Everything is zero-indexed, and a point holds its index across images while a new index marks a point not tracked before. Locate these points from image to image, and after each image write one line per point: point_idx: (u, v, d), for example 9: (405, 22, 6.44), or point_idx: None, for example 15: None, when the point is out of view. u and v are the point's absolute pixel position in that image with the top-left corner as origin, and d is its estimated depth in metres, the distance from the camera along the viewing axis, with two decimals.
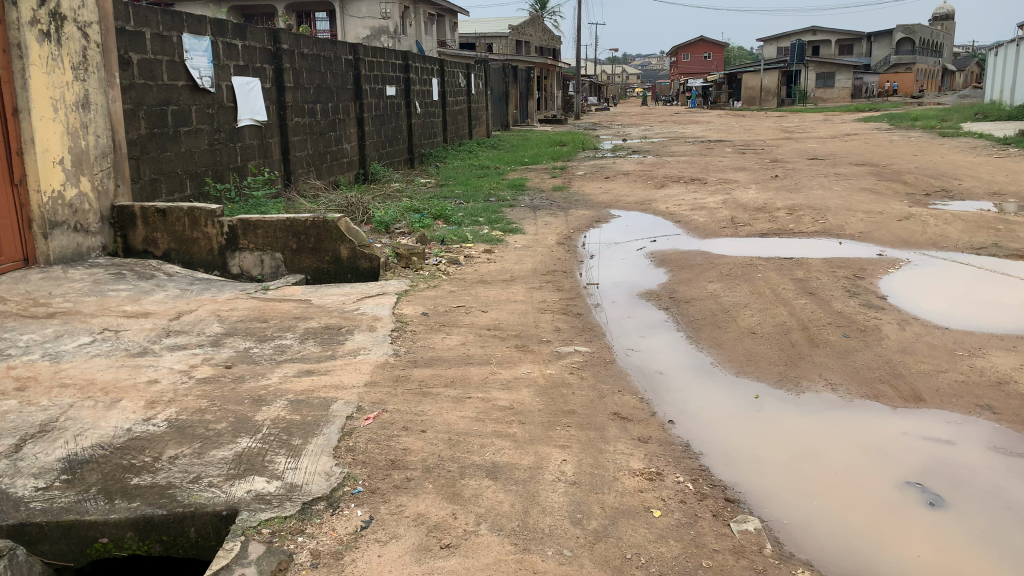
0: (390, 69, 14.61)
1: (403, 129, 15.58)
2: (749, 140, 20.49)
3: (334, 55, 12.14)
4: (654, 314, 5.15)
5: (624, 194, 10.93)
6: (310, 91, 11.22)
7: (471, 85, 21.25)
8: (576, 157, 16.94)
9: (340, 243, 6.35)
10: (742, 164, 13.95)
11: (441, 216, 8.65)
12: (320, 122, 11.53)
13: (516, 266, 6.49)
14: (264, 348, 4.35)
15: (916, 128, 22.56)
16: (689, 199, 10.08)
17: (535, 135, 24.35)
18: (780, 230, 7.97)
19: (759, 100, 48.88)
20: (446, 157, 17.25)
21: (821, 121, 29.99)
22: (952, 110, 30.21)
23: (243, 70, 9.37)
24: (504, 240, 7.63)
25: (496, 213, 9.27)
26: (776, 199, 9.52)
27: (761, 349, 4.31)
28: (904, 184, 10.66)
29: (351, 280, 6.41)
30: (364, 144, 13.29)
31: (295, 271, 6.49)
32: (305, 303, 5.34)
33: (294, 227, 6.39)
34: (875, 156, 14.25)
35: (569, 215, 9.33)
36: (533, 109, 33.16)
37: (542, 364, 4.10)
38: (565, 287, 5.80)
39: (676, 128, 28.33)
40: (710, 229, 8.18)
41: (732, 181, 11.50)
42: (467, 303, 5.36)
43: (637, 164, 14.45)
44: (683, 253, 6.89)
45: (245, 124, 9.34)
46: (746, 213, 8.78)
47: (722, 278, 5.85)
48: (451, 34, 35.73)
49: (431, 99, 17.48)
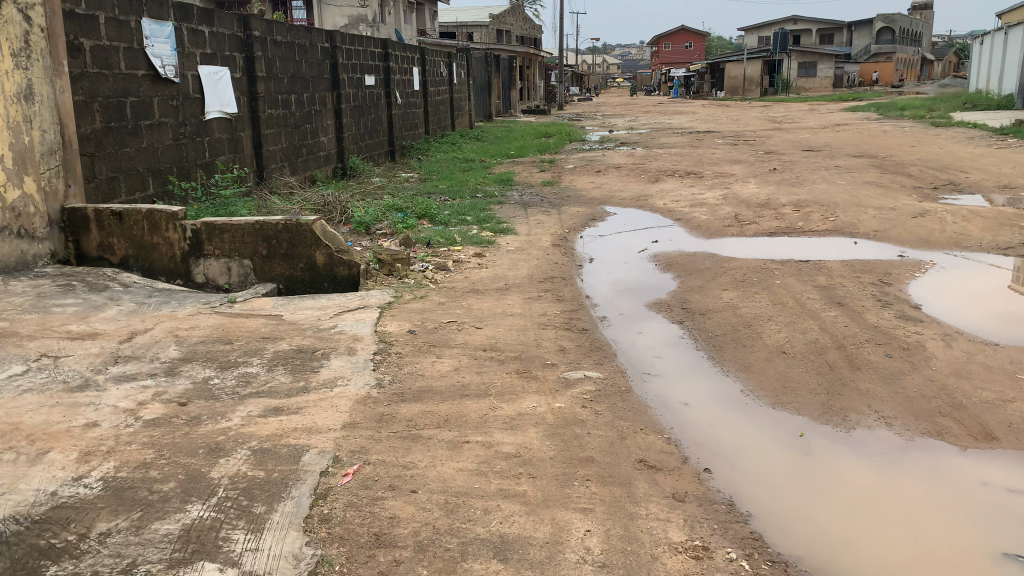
0: (369, 57, 13.96)
1: (383, 120, 14.95)
2: (738, 131, 20.01)
3: (310, 43, 11.50)
4: (667, 328, 4.62)
5: (618, 189, 10.39)
6: (284, 81, 10.58)
7: (453, 76, 20.60)
8: (563, 149, 16.39)
9: (315, 249, 5.76)
10: (736, 156, 13.46)
11: (426, 215, 8.06)
12: (295, 114, 10.90)
13: (510, 272, 5.93)
14: (226, 378, 3.76)
15: (905, 118, 22.20)
16: (687, 194, 9.56)
17: (519, 126, 23.76)
18: (788, 229, 7.46)
19: (742, 90, 48.54)
20: (428, 150, 16.62)
21: (807, 110, 29.59)
22: (937, 99, 29.94)
23: (211, 58, 8.72)
24: (495, 242, 7.07)
25: (484, 211, 8.70)
26: (779, 194, 9.01)
27: (795, 373, 3.79)
28: (909, 177, 10.20)
29: (328, 290, 5.82)
30: (342, 137, 12.65)
31: (266, 279, 5.90)
32: (276, 321, 4.75)
33: (264, 231, 5.80)
34: (873, 147, 13.81)
35: (561, 213, 8.77)
36: (516, 100, 32.50)
37: (549, 395, 3.55)
38: (565, 297, 5.25)
39: (662, 118, 27.84)
40: (713, 227, 7.66)
41: (730, 174, 11.00)
42: (458, 317, 4.79)
43: (628, 157, 13.92)
44: (690, 257, 6.36)
45: (213, 116, 8.69)
46: (750, 210, 8.26)
47: (737, 286, 5.33)
48: (431, 23, 34.92)
49: (412, 89, 16.82)
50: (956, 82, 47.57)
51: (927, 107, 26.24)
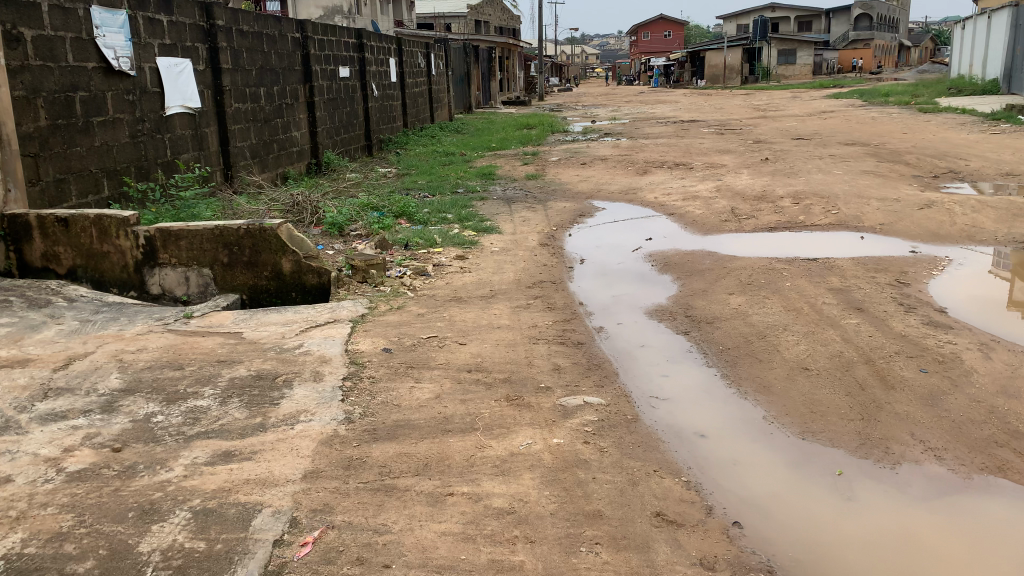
0: (342, 48, 13.38)
1: (359, 113, 14.38)
2: (723, 119, 19.64)
3: (279, 33, 10.92)
4: (672, 340, 4.16)
5: (605, 182, 9.92)
6: (252, 73, 10.01)
7: (431, 66, 20.01)
8: (545, 140, 15.88)
9: (280, 256, 5.24)
10: (725, 145, 13.04)
11: (404, 213, 7.55)
12: (264, 108, 10.32)
13: (496, 277, 5.46)
14: (171, 415, 3.25)
15: (891, 104, 21.90)
16: (678, 187, 9.11)
17: (500, 117, 23.24)
18: (789, 223, 7.04)
19: (724, 79, 48.22)
20: (407, 143, 16.07)
21: (790, 97, 29.23)
22: (920, 85, 29.73)
23: (172, 49, 8.14)
24: (479, 242, 6.59)
25: (466, 208, 8.21)
26: (776, 185, 8.58)
27: (823, 395, 3.34)
28: (908, 164, 9.81)
29: (296, 300, 5.29)
30: (315, 132, 12.09)
31: (227, 290, 5.39)
32: (234, 340, 4.23)
33: (224, 237, 5.27)
34: (864, 134, 13.44)
35: (548, 209, 8.29)
36: (496, 91, 31.93)
37: (545, 428, 3.08)
38: (557, 305, 4.78)
39: (645, 108, 27.40)
40: (709, 222, 7.21)
41: (721, 165, 10.57)
42: (439, 331, 4.30)
43: (614, 147, 13.46)
44: (688, 256, 5.90)
45: (174, 111, 8.12)
46: (747, 203, 7.82)
47: (744, 290, 4.88)
48: (408, 14, 34.23)
49: (389, 80, 16.24)
50: (936, 67, 47.51)
51: (911, 93, 25.97)
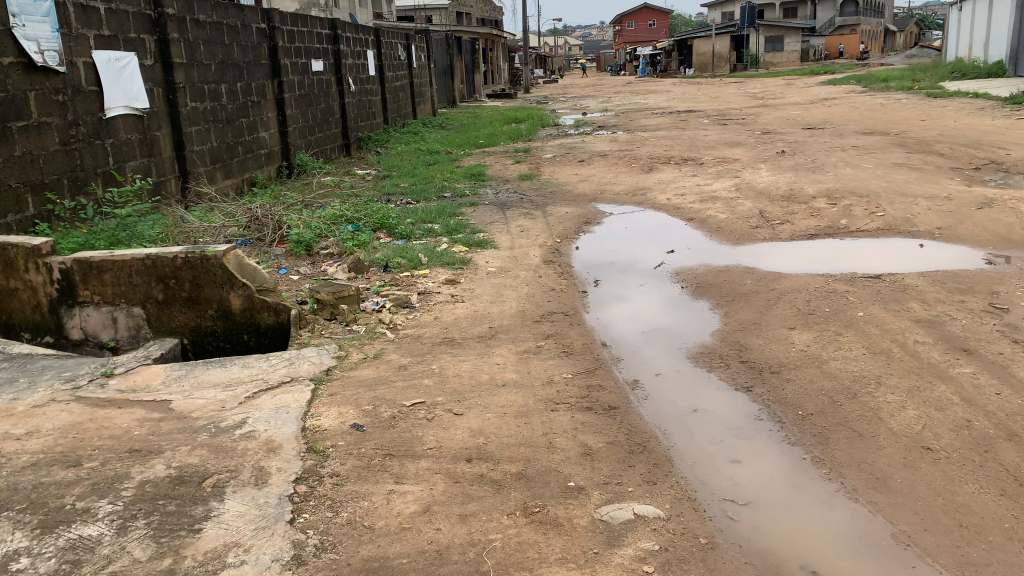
0: (315, 40, 12.33)
1: (335, 110, 13.33)
2: (721, 109, 18.70)
3: (242, 23, 9.85)
4: (732, 401, 3.20)
5: (607, 182, 8.94)
6: (211, 68, 8.96)
7: (413, 59, 18.96)
8: (536, 136, 14.89)
9: (227, 290, 4.26)
10: (731, 137, 12.10)
11: (383, 226, 6.55)
12: (225, 107, 9.27)
13: (496, 309, 4.48)
14: (40, 556, 2.23)
15: (893, 90, 21.04)
16: (691, 187, 8.14)
17: (488, 112, 22.22)
18: (831, 227, 6.09)
19: (712, 67, 47.28)
20: (388, 141, 15.05)
21: (785, 85, 28.36)
22: (916, 70, 28.91)
23: (113, 42, 7.08)
24: (471, 260, 5.61)
25: (455, 216, 7.22)
26: (802, 184, 7.65)
27: (969, 496, 2.38)
28: (941, 155, 8.89)
29: (250, 343, 4.34)
30: (286, 131, 11.04)
31: (164, 333, 4.37)
32: (158, 415, 3.23)
33: (157, 269, 4.26)
34: (879, 123, 12.54)
35: (547, 216, 7.30)
36: (481, 84, 30.88)
37: (586, 571, 2.10)
38: (574, 349, 3.80)
39: (635, 99, 26.42)
40: (735, 230, 6.25)
41: (733, 160, 9.62)
42: (428, 393, 3.31)
43: (612, 142, 12.51)
44: (722, 275, 4.96)
45: (117, 113, 7.05)
46: (775, 204, 6.87)
47: (805, 322, 3.92)
48: (388, 6, 33.10)
49: (368, 74, 15.19)
50: (925, 51, 46.80)
51: (910, 78, 25.10)
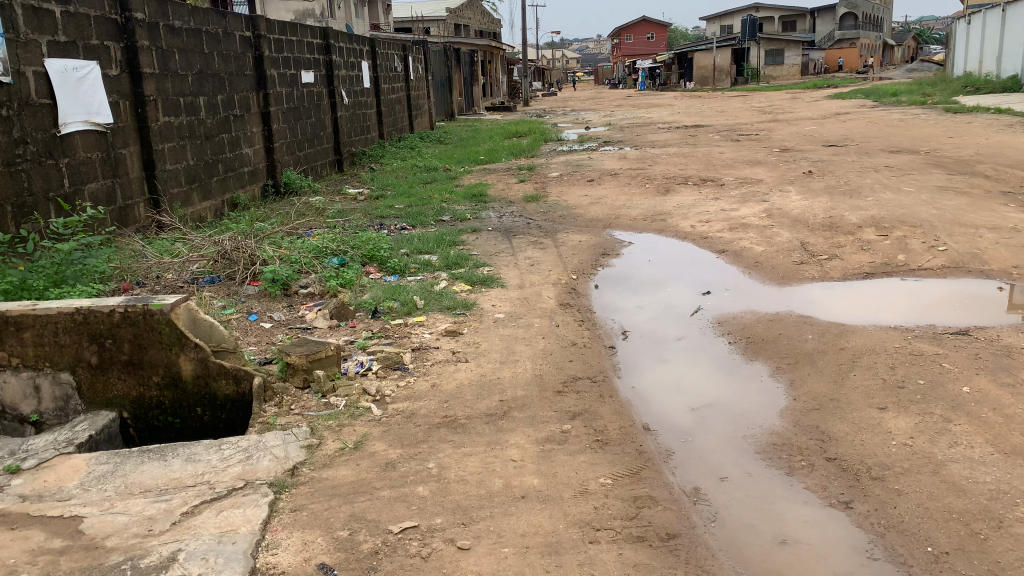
0: (305, 50, 11.57)
1: (327, 124, 12.56)
2: (731, 124, 17.99)
3: (224, 31, 9.08)
4: (829, 524, 2.41)
5: (621, 206, 8.16)
6: (188, 79, 8.18)
7: (410, 71, 18.23)
8: (539, 151, 14.14)
9: (175, 353, 3.46)
10: (748, 154, 11.35)
11: (374, 258, 5.75)
12: (204, 121, 8.48)
13: (507, 373, 3.67)
14: None
15: (907, 104, 20.37)
16: (716, 213, 7.36)
17: (487, 125, 21.50)
18: (888, 263, 5.30)
19: (713, 81, 46.48)
20: (383, 157, 14.28)
21: (790, 99, 27.70)
22: (924, 85, 28.31)
23: (71, 50, 6.28)
24: (474, 302, 4.81)
25: (456, 246, 6.43)
26: (842, 210, 6.87)
27: None
28: (986, 177, 8.14)
29: (204, 417, 3.53)
30: (272, 147, 10.25)
31: (99, 404, 3.54)
32: (60, 542, 2.39)
33: (90, 326, 3.44)
34: (906, 139, 11.81)
35: (558, 245, 6.51)
36: (479, 97, 30.23)
37: None
38: (610, 436, 2.99)
39: (638, 112, 25.73)
40: (777, 265, 5.45)
41: (756, 181, 8.85)
42: (424, 511, 2.49)
43: (621, 159, 11.74)
44: (775, 328, 4.17)
45: (74, 129, 6.25)
46: (817, 235, 6.10)
47: (898, 401, 3.12)
48: (386, 18, 32.44)
49: (362, 86, 14.44)
50: (927, 65, 46.34)
51: (921, 92, 24.45)
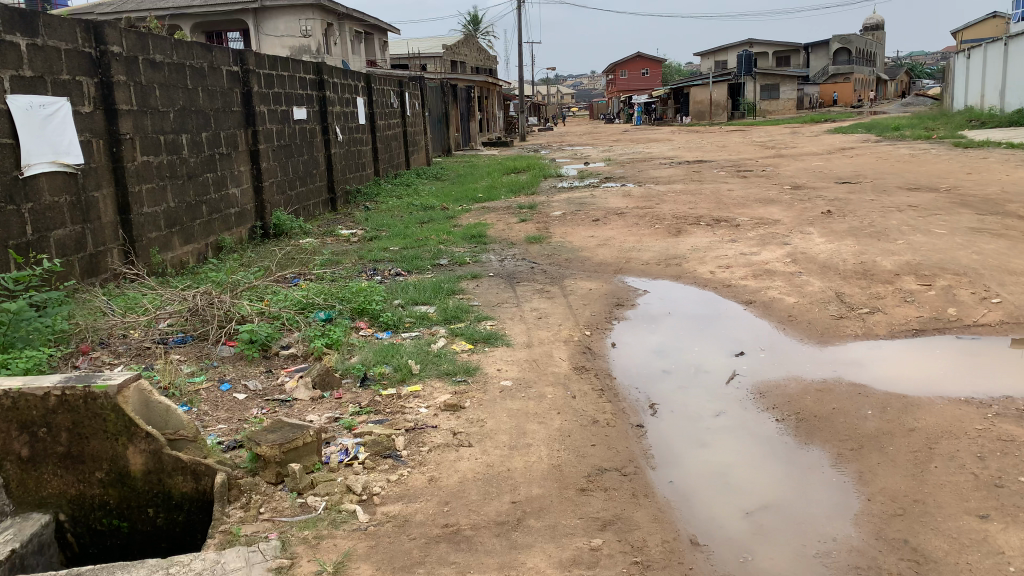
0: (297, 85, 11.13)
1: (320, 161, 12.09)
2: (735, 159, 17.60)
3: (210, 65, 8.62)
4: None
5: (631, 248, 7.62)
6: (169, 116, 7.70)
7: (406, 106, 17.88)
8: (539, 188, 13.67)
9: (122, 445, 2.88)
10: (759, 192, 10.88)
11: (365, 312, 5.19)
12: (186, 161, 7.98)
13: (519, 462, 3.09)
14: None
15: (912, 139, 20.05)
16: (735, 257, 6.83)
17: (486, 160, 21.14)
18: (939, 318, 4.76)
19: (709, 115, 46.29)
20: (378, 194, 13.81)
21: (790, 133, 27.41)
22: (924, 119, 28.07)
23: (39, 86, 5.78)
24: (477, 365, 4.25)
25: (455, 296, 5.88)
26: (873, 255, 6.35)
27: None
28: (1020, 217, 7.64)
29: (158, 520, 2.94)
30: (261, 187, 9.75)
31: (31, 504, 2.96)
32: None
33: (19, 412, 2.85)
34: (922, 176, 11.37)
35: (567, 293, 5.95)
36: (476, 132, 29.96)
37: None
38: (654, 559, 2.41)
39: (637, 147, 25.41)
40: (813, 320, 4.90)
41: (773, 221, 8.35)
42: None
43: (626, 197, 11.26)
44: (826, 402, 3.61)
45: (39, 169, 5.73)
46: (852, 283, 5.56)
47: (1000, 507, 2.57)
48: (383, 54, 32.32)
49: (357, 122, 14.02)
50: (923, 99, 46.42)
51: (924, 127, 24.16)
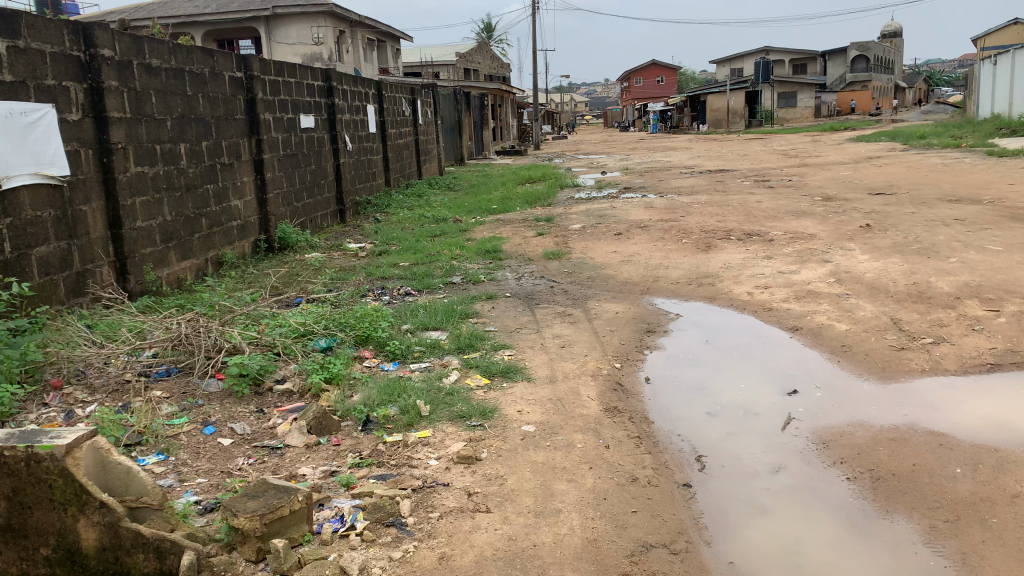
0: (304, 92, 10.71)
1: (328, 171, 11.67)
2: (757, 168, 17.08)
3: (211, 71, 8.20)
4: None
5: (657, 266, 7.11)
6: (167, 124, 7.28)
7: (418, 114, 17.46)
8: (556, 198, 13.20)
9: (71, 516, 2.37)
10: (788, 203, 10.35)
11: (369, 340, 4.71)
12: (184, 172, 7.56)
13: (548, 537, 2.58)
14: None
15: (939, 148, 19.46)
16: (772, 277, 6.30)
17: (500, 170, 20.72)
18: (1016, 350, 4.21)
19: (726, 123, 45.85)
20: (390, 206, 13.38)
21: (812, 141, 26.83)
22: (950, 127, 27.40)
23: (20, 91, 5.36)
24: (495, 405, 3.74)
25: (470, 320, 5.39)
26: (927, 275, 5.81)
27: None
28: None
29: None
30: (266, 199, 9.32)
31: None
32: None
33: None
34: (960, 187, 10.81)
35: (592, 317, 5.44)
36: (490, 141, 29.57)
37: None
38: None
39: (654, 155, 24.93)
40: (871, 351, 4.37)
41: (808, 236, 7.82)
42: None
43: (648, 209, 10.76)
44: (904, 456, 3.08)
45: (20, 182, 5.28)
46: (908, 308, 5.03)
47: None
48: (396, 62, 32.02)
49: (368, 130, 13.60)
50: (943, 107, 45.73)
51: (951, 135, 23.49)
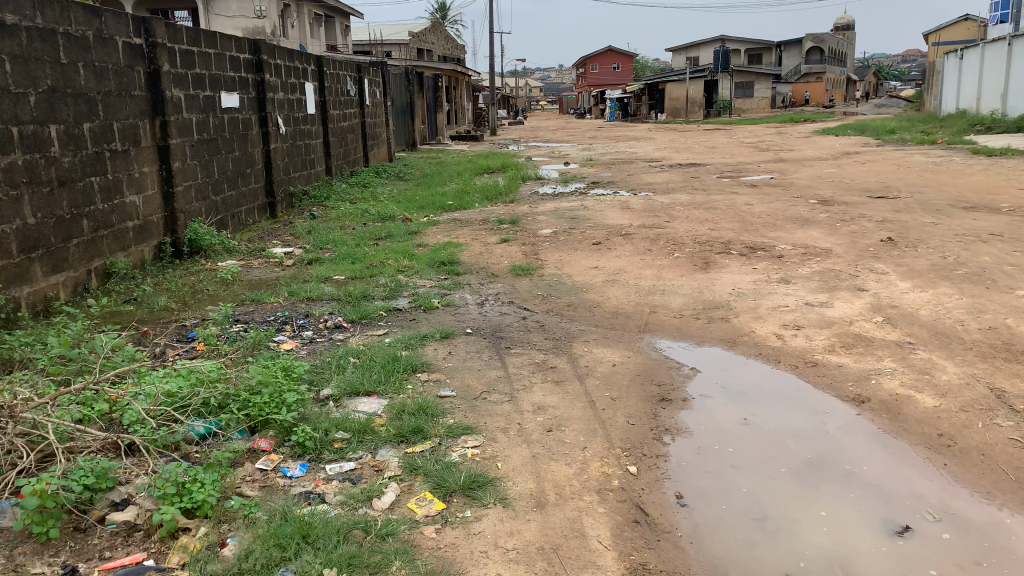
0: (226, 66, 9.07)
1: (256, 159, 10.04)
2: (731, 162, 15.93)
3: (97, 34, 6.55)
4: None
5: (651, 290, 5.77)
6: (29, 100, 5.64)
7: (366, 96, 15.84)
8: (517, 193, 11.80)
9: None
10: (782, 207, 9.14)
11: (269, 423, 3.26)
12: (55, 160, 5.93)
13: None
14: None
15: (915, 144, 18.61)
16: (801, 311, 5.00)
17: (456, 157, 19.23)
18: None
19: (685, 112, 44.67)
20: (329, 199, 11.81)
21: (777, 134, 25.89)
22: (917, 121, 26.76)
23: None
24: (449, 565, 2.34)
25: (414, 378, 3.96)
26: (1001, 316, 4.58)
27: None
28: None
29: None
30: (173, 193, 7.71)
31: None
32: None
33: None
34: (967, 191, 9.75)
35: (582, 373, 4.06)
36: (443, 126, 27.99)
37: None
38: None
39: (615, 145, 23.69)
40: (987, 449, 3.06)
41: (823, 252, 6.58)
42: None
43: (625, 209, 9.43)
44: None
45: None
46: (1007, 371, 3.76)
47: None
48: (345, 40, 30.13)
49: (306, 112, 11.98)
50: (898, 101, 45.62)
51: (921, 131, 22.70)
